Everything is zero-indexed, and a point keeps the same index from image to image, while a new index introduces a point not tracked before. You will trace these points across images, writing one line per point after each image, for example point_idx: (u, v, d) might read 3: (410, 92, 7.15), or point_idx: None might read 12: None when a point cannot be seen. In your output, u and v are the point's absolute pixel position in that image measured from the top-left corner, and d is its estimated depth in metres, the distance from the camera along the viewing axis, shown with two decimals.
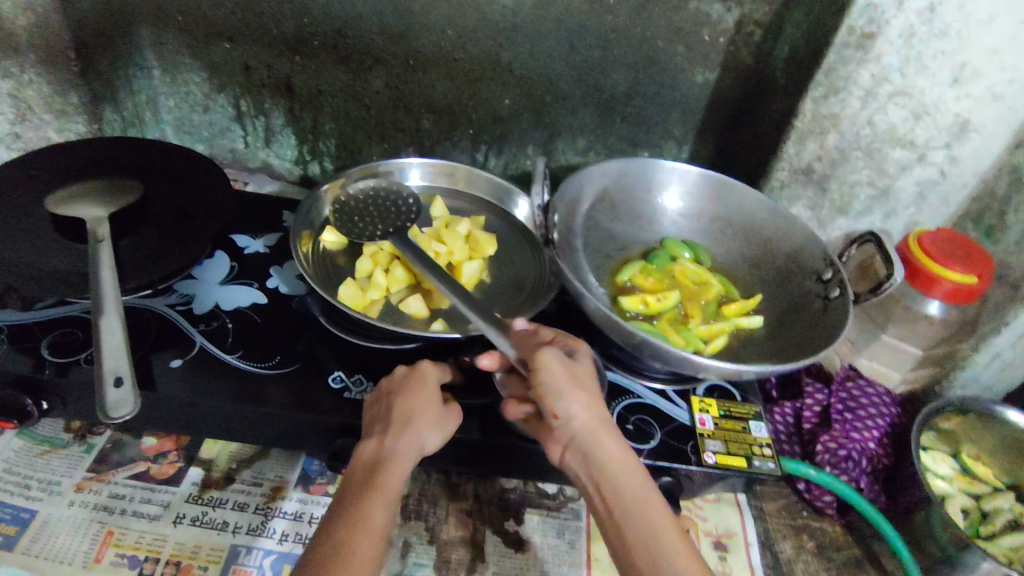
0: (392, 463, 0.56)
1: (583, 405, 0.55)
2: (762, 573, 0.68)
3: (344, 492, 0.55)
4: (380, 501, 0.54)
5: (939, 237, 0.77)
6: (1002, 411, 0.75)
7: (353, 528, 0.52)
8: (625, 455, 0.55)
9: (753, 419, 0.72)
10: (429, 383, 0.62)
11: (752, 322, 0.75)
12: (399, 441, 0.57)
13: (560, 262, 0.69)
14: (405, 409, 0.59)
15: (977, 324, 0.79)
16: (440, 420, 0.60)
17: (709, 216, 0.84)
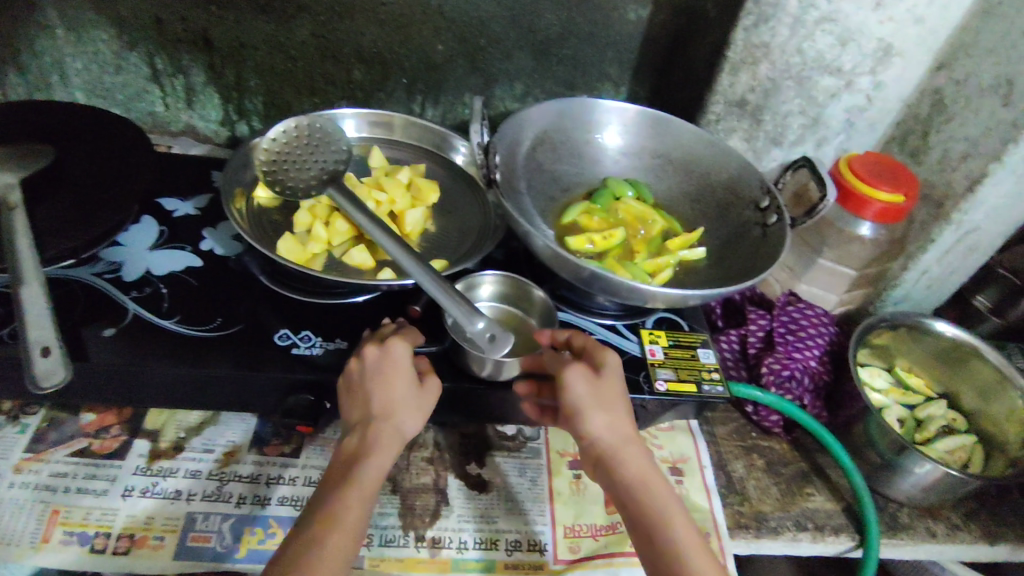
0: (372, 457, 0.54)
1: (606, 421, 0.56)
2: (717, 492, 0.71)
3: (324, 488, 0.54)
4: (352, 497, 0.52)
5: (869, 160, 0.80)
6: (932, 324, 0.79)
7: (326, 526, 0.50)
8: (647, 471, 0.55)
9: (701, 347, 0.74)
10: (403, 367, 0.58)
11: (695, 253, 0.76)
12: (378, 434, 0.55)
13: (505, 203, 0.68)
14: (383, 399, 0.56)
15: (906, 243, 0.82)
16: (418, 400, 0.58)
17: (649, 152, 0.84)
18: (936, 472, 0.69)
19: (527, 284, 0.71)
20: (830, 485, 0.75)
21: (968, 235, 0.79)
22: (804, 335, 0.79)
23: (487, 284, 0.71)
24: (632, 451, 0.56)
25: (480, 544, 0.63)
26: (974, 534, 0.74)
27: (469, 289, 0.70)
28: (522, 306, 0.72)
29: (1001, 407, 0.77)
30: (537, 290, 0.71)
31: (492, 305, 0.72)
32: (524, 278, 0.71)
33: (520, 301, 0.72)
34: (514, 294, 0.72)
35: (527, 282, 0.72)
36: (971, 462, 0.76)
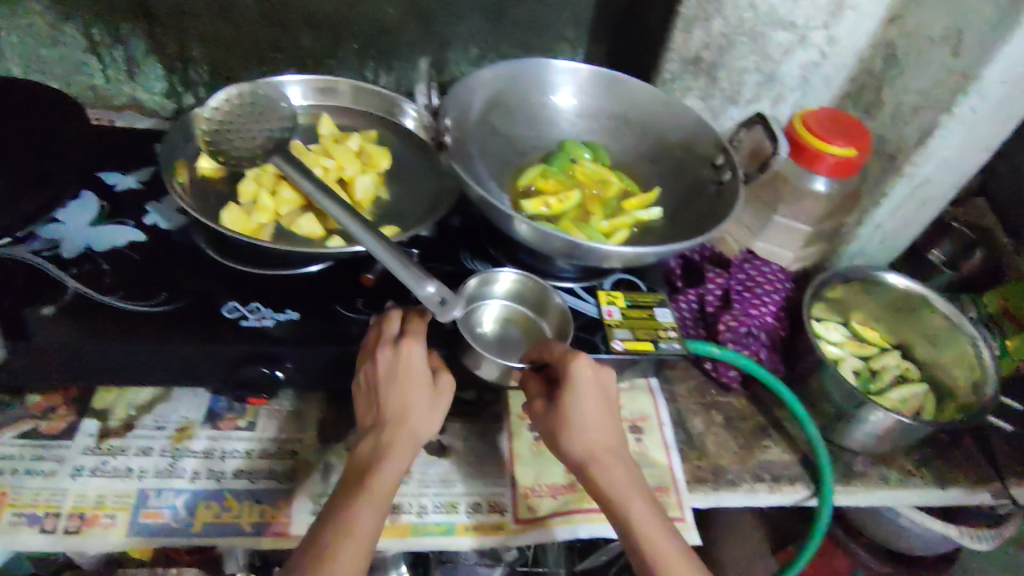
0: (388, 462, 0.55)
1: (575, 449, 0.58)
2: (676, 447, 0.72)
3: (340, 494, 0.55)
4: (366, 504, 0.53)
5: (823, 117, 0.79)
6: (885, 276, 0.80)
7: (343, 535, 0.51)
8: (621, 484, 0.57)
9: (659, 306, 0.74)
10: (417, 369, 0.57)
11: (651, 214, 0.75)
12: (392, 438, 0.56)
13: (455, 167, 0.67)
14: (398, 403, 0.56)
15: (859, 197, 0.83)
16: (433, 404, 0.58)
17: (605, 114, 0.83)
18: (888, 419, 0.70)
19: (548, 290, 0.70)
20: (787, 437, 0.76)
21: (920, 186, 0.79)
22: (762, 293, 0.80)
23: (504, 281, 0.71)
24: (606, 475, 0.57)
25: (440, 508, 0.64)
26: (927, 479, 0.76)
27: (484, 282, 0.70)
28: (534, 306, 0.72)
29: (953, 354, 0.79)
30: (557, 298, 0.70)
31: (504, 299, 0.72)
32: (544, 283, 0.71)
33: (534, 301, 0.72)
34: (530, 295, 0.72)
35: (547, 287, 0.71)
36: (923, 409, 0.78)
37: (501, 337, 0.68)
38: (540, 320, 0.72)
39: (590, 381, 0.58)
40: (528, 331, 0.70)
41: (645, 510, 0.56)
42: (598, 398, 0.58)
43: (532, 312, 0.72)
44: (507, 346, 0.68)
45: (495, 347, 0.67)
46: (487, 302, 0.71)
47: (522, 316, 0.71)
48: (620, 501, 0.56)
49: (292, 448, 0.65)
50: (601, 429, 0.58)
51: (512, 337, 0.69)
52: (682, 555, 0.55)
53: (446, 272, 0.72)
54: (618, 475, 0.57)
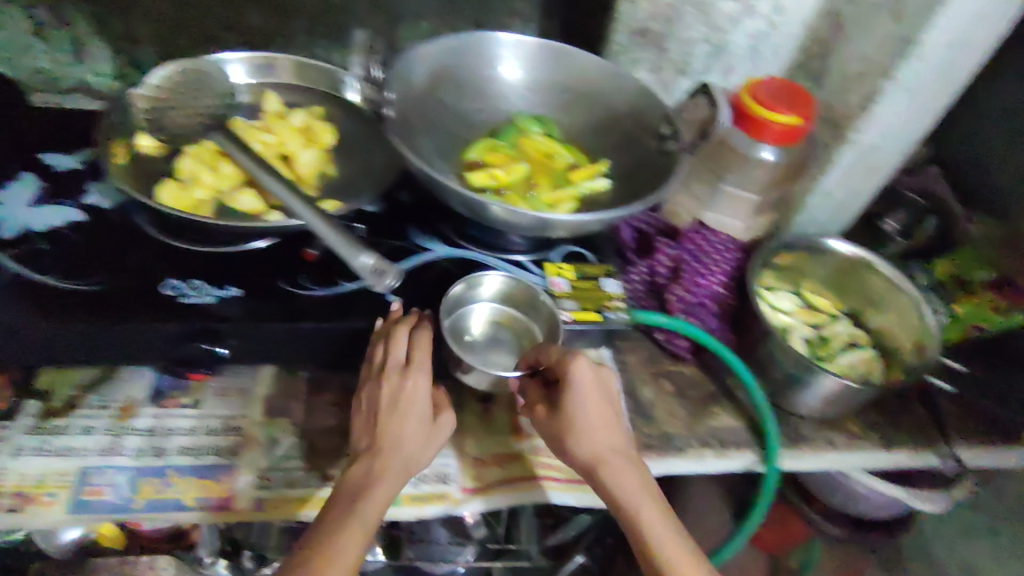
0: (378, 489, 0.57)
1: (580, 448, 0.61)
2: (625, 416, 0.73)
3: (326, 516, 0.56)
4: (355, 529, 0.55)
5: (773, 87, 0.77)
6: (828, 244, 0.81)
7: (328, 558, 0.53)
8: (631, 480, 0.60)
9: (606, 277, 0.75)
10: (419, 404, 0.60)
11: (599, 185, 0.75)
12: (385, 466, 0.58)
13: (393, 139, 0.65)
14: (396, 433, 0.59)
15: (807, 166, 0.83)
16: (429, 438, 0.60)
17: (555, 87, 0.82)
18: (832, 382, 0.71)
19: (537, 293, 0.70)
20: (736, 403, 0.77)
21: (867, 153, 0.79)
22: (711, 263, 0.80)
23: (488, 284, 0.70)
24: (610, 472, 0.60)
25: None
26: (874, 442, 0.77)
27: (472, 285, 0.69)
28: (523, 305, 0.72)
29: (902, 318, 0.80)
30: (546, 299, 0.70)
31: (493, 300, 0.72)
32: (533, 286, 0.71)
33: (524, 301, 0.72)
34: (520, 295, 0.72)
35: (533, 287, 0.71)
36: (872, 373, 0.79)
37: (491, 342, 0.69)
38: (529, 320, 0.72)
39: (590, 382, 0.61)
40: (518, 333, 0.71)
41: (649, 504, 0.60)
42: (598, 398, 0.61)
43: (521, 312, 0.72)
44: (497, 351, 0.69)
45: (485, 353, 0.68)
46: (475, 304, 0.71)
47: (511, 318, 0.72)
48: (626, 497, 0.59)
49: (237, 424, 0.65)
50: (603, 428, 0.62)
51: (503, 341, 0.70)
52: (685, 548, 0.58)
53: (391, 246, 0.72)
54: (623, 472, 0.60)
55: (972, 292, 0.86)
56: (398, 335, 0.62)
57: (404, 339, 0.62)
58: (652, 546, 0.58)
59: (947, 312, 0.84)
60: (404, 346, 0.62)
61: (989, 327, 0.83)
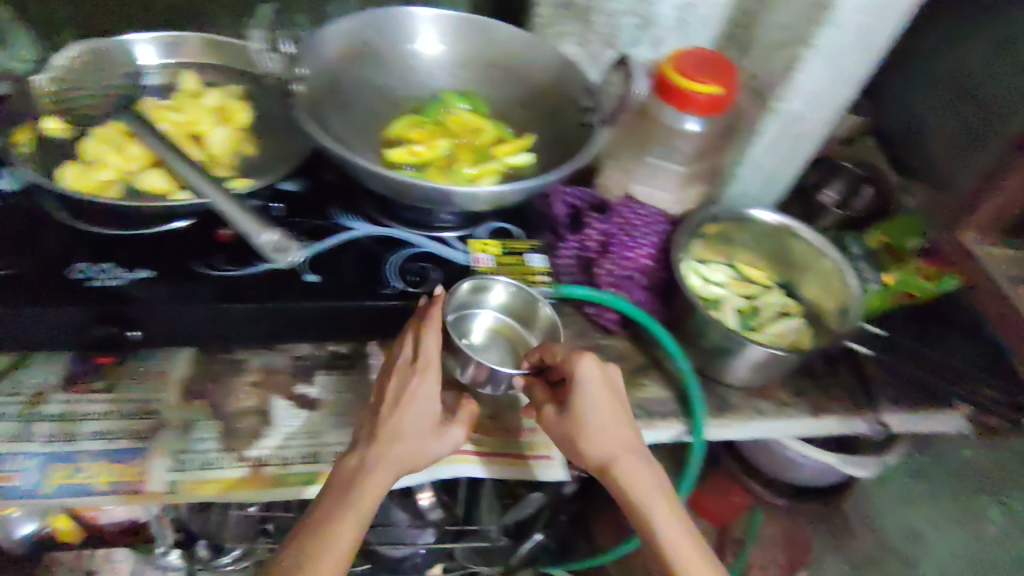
0: (370, 479, 0.57)
1: (592, 450, 0.61)
2: None
3: (320, 508, 0.57)
4: (348, 521, 0.55)
5: (694, 58, 0.76)
6: (751, 213, 0.81)
7: (318, 545, 0.54)
8: (644, 479, 0.61)
9: (530, 252, 0.76)
10: (421, 399, 0.60)
11: (522, 159, 0.74)
12: (379, 458, 0.58)
13: (299, 116, 0.65)
14: (393, 426, 0.59)
15: (735, 136, 0.83)
16: (434, 434, 0.60)
17: (481, 62, 0.80)
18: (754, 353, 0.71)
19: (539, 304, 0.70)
20: (666, 375, 0.77)
21: (792, 123, 0.78)
22: (639, 235, 0.80)
23: (493, 291, 0.71)
24: (624, 471, 0.61)
25: (305, 459, 0.64)
26: (801, 410, 0.77)
27: (476, 291, 0.71)
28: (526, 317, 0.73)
29: (827, 284, 0.81)
30: (547, 313, 0.70)
31: (496, 309, 0.73)
32: (536, 295, 0.70)
33: (526, 313, 0.73)
34: (521, 306, 0.72)
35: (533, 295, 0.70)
36: (802, 340, 0.79)
37: (488, 348, 0.71)
38: (530, 332, 0.73)
39: (597, 380, 0.61)
40: (516, 345, 0.72)
41: (661, 503, 0.60)
42: (606, 396, 0.62)
43: (523, 324, 0.73)
44: (492, 358, 0.70)
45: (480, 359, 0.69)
46: (478, 310, 0.72)
47: (511, 328, 0.73)
48: (640, 494, 0.60)
49: (153, 407, 0.65)
50: (615, 427, 0.62)
51: (500, 350, 0.71)
52: (694, 545, 0.59)
53: (309, 225, 0.71)
54: (637, 471, 0.61)
55: (902, 258, 0.87)
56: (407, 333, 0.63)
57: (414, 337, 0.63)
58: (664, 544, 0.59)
59: (878, 281, 0.83)
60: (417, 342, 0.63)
61: (918, 294, 0.83)
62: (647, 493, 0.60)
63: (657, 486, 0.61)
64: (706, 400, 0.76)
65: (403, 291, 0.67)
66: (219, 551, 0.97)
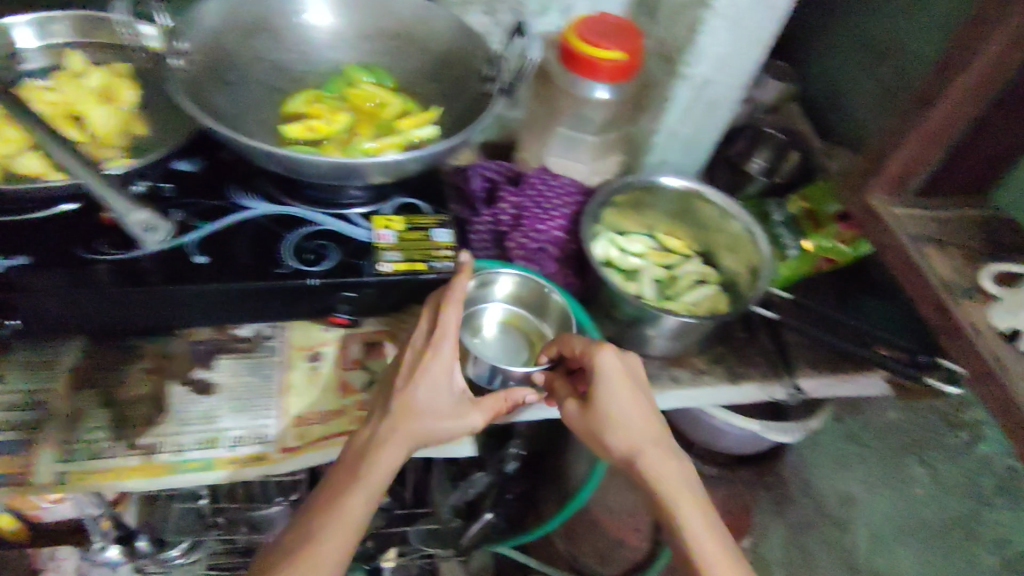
0: (384, 450, 0.59)
1: (616, 443, 0.61)
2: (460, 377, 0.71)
3: (334, 479, 0.58)
4: (361, 490, 0.57)
5: (599, 23, 0.74)
6: (660, 180, 0.79)
7: (332, 515, 0.55)
8: (671, 473, 0.59)
9: (436, 228, 0.73)
10: (436, 372, 0.61)
11: (425, 133, 0.71)
12: (390, 430, 0.60)
13: (173, 90, 0.61)
14: (406, 400, 0.61)
15: (649, 105, 0.82)
16: (453, 407, 0.62)
17: (386, 33, 0.78)
18: (664, 322, 0.71)
19: (545, 292, 0.75)
20: None
21: (703, 88, 0.77)
22: (549, 207, 0.79)
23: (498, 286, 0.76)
24: (649, 463, 0.60)
25: (199, 445, 0.62)
26: (719, 377, 0.77)
27: (483, 285, 0.76)
28: (534, 306, 0.78)
29: (741, 251, 0.80)
30: (554, 300, 0.75)
31: (506, 301, 0.78)
32: (542, 283, 0.75)
33: (534, 302, 0.77)
34: (530, 296, 0.77)
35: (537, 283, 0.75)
36: (717, 307, 0.80)
37: (502, 339, 0.76)
38: (541, 320, 0.78)
39: (617, 374, 0.61)
40: (530, 333, 0.77)
41: (685, 496, 0.58)
42: (626, 389, 0.62)
43: (534, 313, 0.78)
44: (508, 348, 0.75)
45: (496, 350, 0.75)
46: (488, 304, 0.77)
47: (524, 317, 0.78)
48: (664, 488, 0.58)
49: (40, 398, 0.63)
50: (639, 420, 0.61)
51: (514, 339, 0.76)
52: (717, 539, 0.56)
53: (203, 206, 0.69)
54: (660, 462, 0.60)
55: (821, 224, 0.85)
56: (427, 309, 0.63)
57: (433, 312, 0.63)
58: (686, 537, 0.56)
59: (796, 245, 0.83)
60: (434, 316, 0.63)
61: (839, 259, 0.83)
62: (674, 491, 0.58)
63: (685, 481, 0.59)
64: None
65: (295, 270, 0.66)
66: (164, 545, 0.95)
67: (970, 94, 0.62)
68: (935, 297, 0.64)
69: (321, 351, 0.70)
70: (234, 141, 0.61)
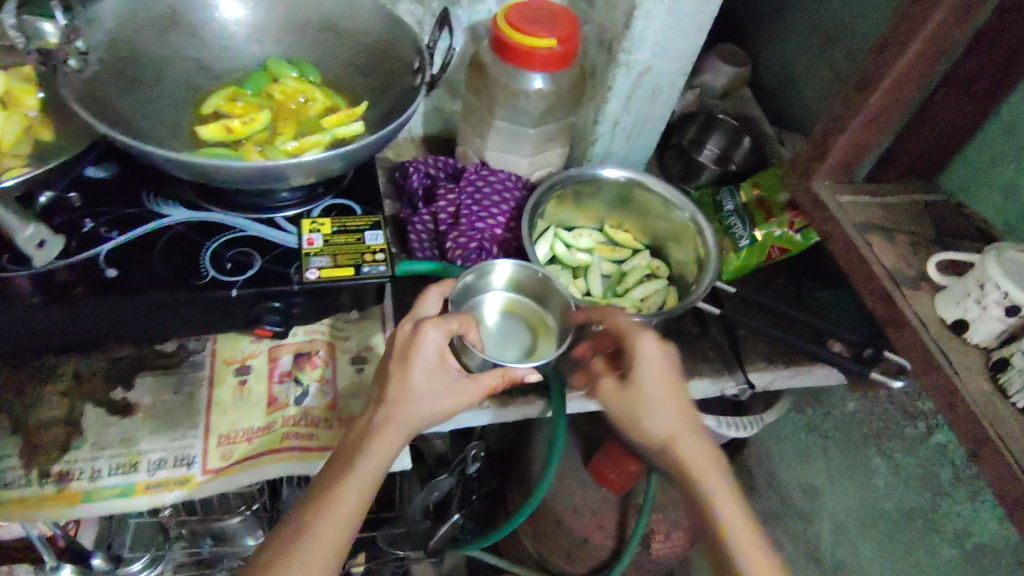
0: (378, 439, 0.55)
1: (650, 428, 0.56)
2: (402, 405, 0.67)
3: (328, 471, 0.55)
4: (354, 482, 0.53)
5: (528, 9, 0.71)
6: (601, 173, 0.77)
7: (323, 507, 0.52)
8: (708, 463, 0.54)
9: (369, 230, 0.69)
10: (427, 355, 0.58)
11: (352, 129, 0.68)
12: (387, 418, 0.56)
13: (64, 91, 0.56)
14: (400, 386, 0.57)
15: (591, 94, 0.78)
16: (452, 386, 0.59)
17: (312, 26, 0.74)
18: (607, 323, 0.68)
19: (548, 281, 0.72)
20: None
21: (643, 76, 0.74)
22: (488, 204, 0.76)
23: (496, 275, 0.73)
24: (685, 450, 0.55)
25: (117, 470, 0.59)
26: None
27: (482, 275, 0.72)
28: (537, 293, 0.75)
29: (688, 245, 0.78)
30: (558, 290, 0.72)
31: (507, 288, 0.75)
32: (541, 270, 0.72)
33: (537, 289, 0.74)
34: (532, 283, 0.74)
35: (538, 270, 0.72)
36: (666, 303, 0.77)
37: (503, 329, 0.73)
38: (544, 306, 0.75)
39: (654, 356, 0.58)
40: (532, 320, 0.74)
41: (722, 484, 0.53)
42: (662, 373, 0.57)
43: (536, 301, 0.75)
44: (510, 338, 0.73)
45: (497, 342, 0.72)
46: (488, 292, 0.74)
47: (525, 304, 0.75)
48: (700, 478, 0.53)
49: None
50: (675, 404, 0.56)
51: (516, 328, 0.74)
52: (752, 536, 0.50)
53: (117, 215, 0.66)
54: (698, 451, 0.55)
55: (773, 213, 0.82)
56: (432, 293, 0.64)
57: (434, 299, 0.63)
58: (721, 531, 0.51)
59: (748, 236, 0.82)
60: (432, 302, 0.64)
61: (790, 249, 0.81)
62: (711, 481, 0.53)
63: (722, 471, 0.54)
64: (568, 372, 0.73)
65: (213, 280, 0.62)
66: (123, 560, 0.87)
67: (908, 77, 0.59)
68: (881, 288, 0.62)
69: (249, 364, 0.66)
70: (130, 148, 0.55)
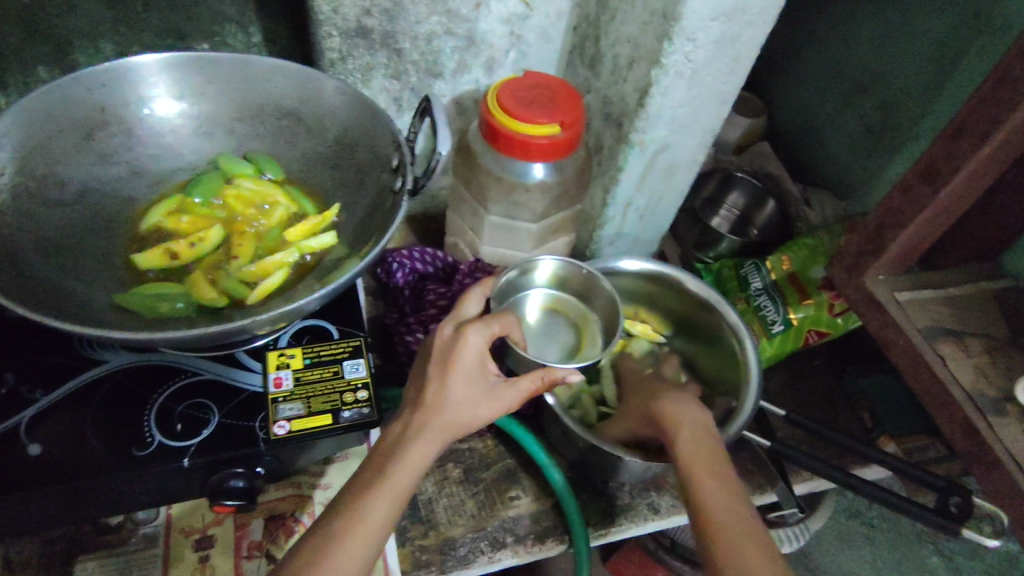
0: (407, 453, 0.47)
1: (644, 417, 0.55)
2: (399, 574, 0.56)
3: (358, 481, 0.47)
4: (388, 493, 0.45)
5: (520, 86, 0.60)
6: (617, 265, 0.69)
7: (351, 515, 0.44)
8: (697, 435, 0.51)
9: (348, 359, 0.58)
10: (466, 364, 0.50)
11: (322, 241, 0.57)
12: (425, 424, 0.48)
13: None
14: (436, 393, 0.49)
15: (598, 172, 0.67)
16: (495, 393, 0.50)
17: (269, 113, 0.62)
18: (625, 463, 0.57)
19: (593, 278, 0.65)
20: (537, 480, 0.64)
21: (658, 154, 0.64)
22: None
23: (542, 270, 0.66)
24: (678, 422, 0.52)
25: None
26: None
27: (524, 271, 0.66)
28: (582, 291, 0.68)
29: (721, 353, 0.67)
30: (605, 286, 0.65)
31: (549, 285, 0.68)
32: (585, 266, 0.65)
33: (582, 286, 0.67)
34: (576, 280, 0.67)
35: (583, 265, 0.65)
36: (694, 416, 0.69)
37: (545, 329, 0.67)
38: (589, 304, 0.68)
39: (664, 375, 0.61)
40: (575, 319, 0.67)
41: (708, 458, 0.49)
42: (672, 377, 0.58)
43: (582, 297, 0.68)
44: (551, 339, 0.66)
45: (539, 342, 0.66)
46: (529, 289, 0.68)
47: (568, 302, 0.68)
48: (675, 435, 0.51)
49: None
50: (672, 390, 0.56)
51: (558, 328, 0.67)
52: (731, 492, 0.47)
53: (43, 366, 0.55)
54: (675, 408, 0.53)
55: (809, 291, 0.71)
56: (473, 295, 0.56)
57: (475, 299, 0.55)
58: (693, 485, 0.48)
59: (782, 320, 0.72)
60: (472, 304, 0.55)
61: (830, 332, 0.71)
62: (696, 455, 0.49)
63: (714, 450, 0.50)
64: (589, 504, 0.63)
65: (160, 447, 0.51)
66: None
67: (991, 168, 0.49)
68: (958, 414, 0.52)
69: (211, 534, 0.56)
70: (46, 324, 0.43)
